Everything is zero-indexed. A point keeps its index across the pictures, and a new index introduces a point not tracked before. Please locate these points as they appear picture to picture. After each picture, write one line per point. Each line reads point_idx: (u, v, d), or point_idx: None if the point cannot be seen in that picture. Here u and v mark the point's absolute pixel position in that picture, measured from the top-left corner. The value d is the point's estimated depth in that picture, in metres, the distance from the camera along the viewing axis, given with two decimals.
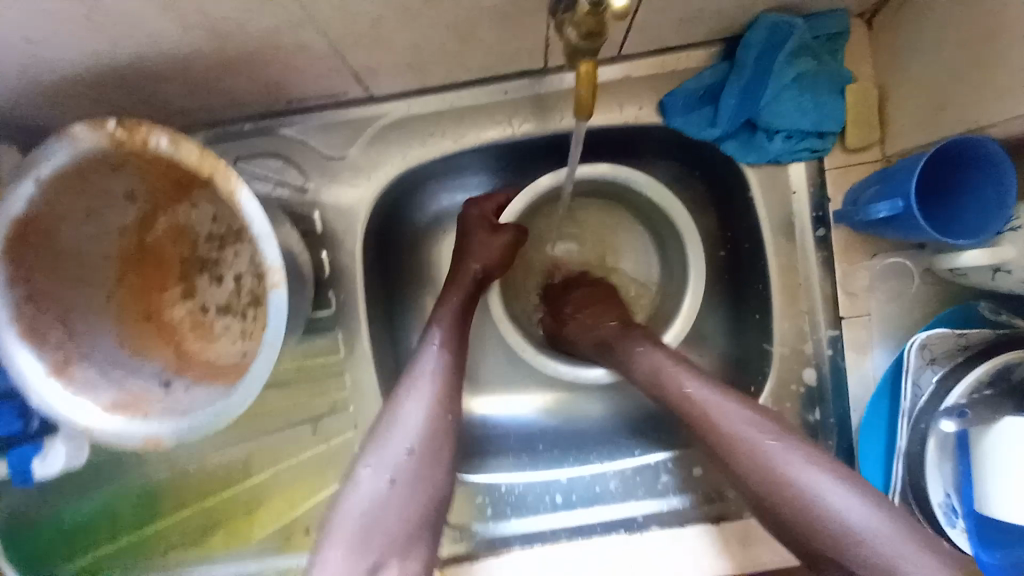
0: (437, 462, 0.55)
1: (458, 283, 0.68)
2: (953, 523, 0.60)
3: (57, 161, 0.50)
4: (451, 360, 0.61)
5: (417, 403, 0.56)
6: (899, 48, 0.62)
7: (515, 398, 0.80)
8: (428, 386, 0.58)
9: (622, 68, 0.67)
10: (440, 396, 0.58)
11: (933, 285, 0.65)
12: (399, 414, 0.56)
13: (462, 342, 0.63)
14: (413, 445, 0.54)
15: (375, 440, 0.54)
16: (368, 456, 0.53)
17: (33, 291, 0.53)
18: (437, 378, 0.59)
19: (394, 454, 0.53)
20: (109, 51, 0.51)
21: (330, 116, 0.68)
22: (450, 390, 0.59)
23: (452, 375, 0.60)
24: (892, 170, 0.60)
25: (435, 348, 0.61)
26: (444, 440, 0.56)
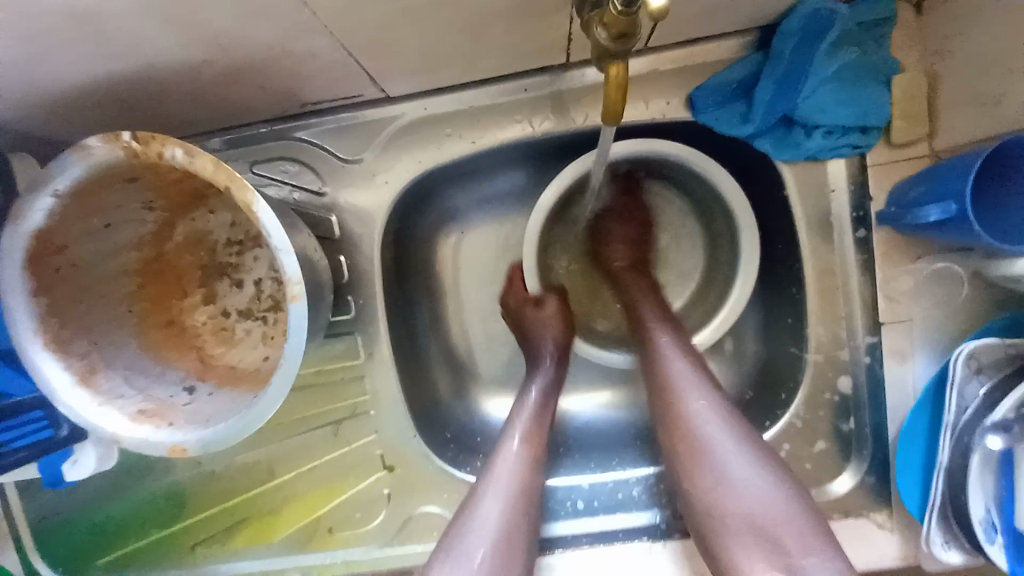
0: (518, 518, 0.55)
1: (537, 369, 0.69)
2: (992, 540, 0.57)
3: (74, 175, 0.50)
4: (535, 451, 0.60)
5: (495, 499, 0.55)
6: (951, 34, 0.57)
7: (581, 398, 0.80)
8: (507, 484, 0.57)
9: (648, 62, 0.64)
10: (521, 494, 0.57)
11: (983, 290, 0.61)
12: (478, 510, 0.55)
13: (543, 430, 0.63)
14: (490, 543, 0.52)
15: (451, 539, 0.53)
16: (443, 555, 0.52)
17: (54, 301, 0.54)
18: (519, 480, 0.57)
19: (469, 555, 0.52)
20: (129, 57, 0.51)
21: (346, 117, 0.67)
22: (529, 486, 0.58)
23: (535, 470, 0.59)
24: (942, 168, 0.56)
25: (515, 444, 0.60)
26: (521, 537, 0.55)
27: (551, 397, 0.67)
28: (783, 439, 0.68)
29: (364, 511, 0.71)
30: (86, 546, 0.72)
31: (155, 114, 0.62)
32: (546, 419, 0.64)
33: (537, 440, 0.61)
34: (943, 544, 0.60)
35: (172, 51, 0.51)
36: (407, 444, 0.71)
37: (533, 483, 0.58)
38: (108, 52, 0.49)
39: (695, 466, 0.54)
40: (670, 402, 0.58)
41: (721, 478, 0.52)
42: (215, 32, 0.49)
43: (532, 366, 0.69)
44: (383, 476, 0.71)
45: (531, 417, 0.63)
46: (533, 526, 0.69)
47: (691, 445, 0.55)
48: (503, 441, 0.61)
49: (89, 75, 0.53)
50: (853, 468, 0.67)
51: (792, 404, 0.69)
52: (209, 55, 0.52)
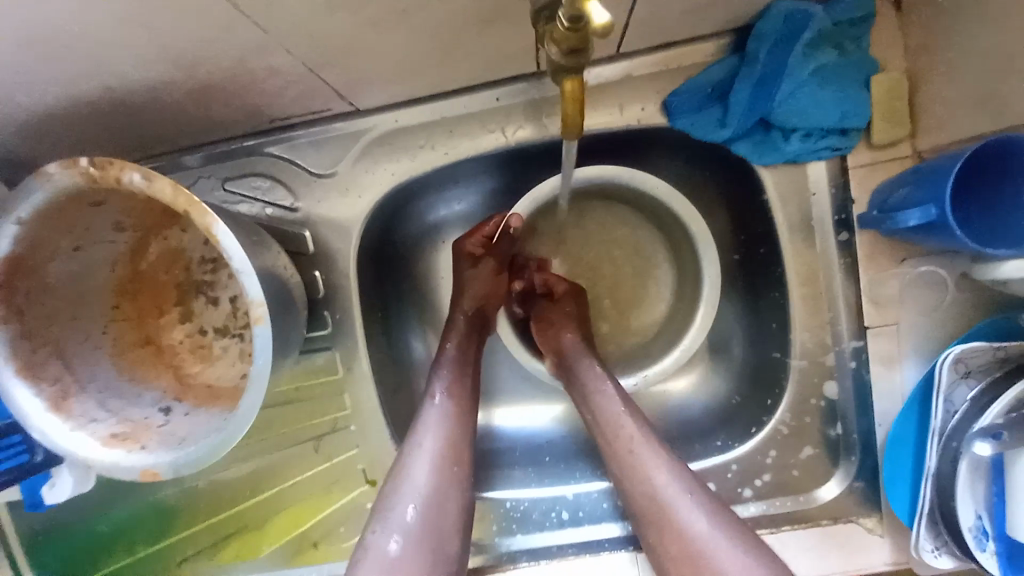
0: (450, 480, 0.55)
1: (450, 333, 0.67)
2: (983, 547, 0.56)
3: (36, 201, 0.50)
4: (459, 404, 0.60)
5: (421, 457, 0.55)
6: (932, 30, 0.55)
7: (538, 410, 0.78)
8: (433, 440, 0.57)
9: (622, 66, 0.63)
10: (445, 450, 0.56)
11: (971, 292, 0.60)
12: (408, 470, 0.55)
13: (465, 382, 0.62)
14: (419, 500, 0.53)
15: (384, 501, 0.53)
16: (379, 521, 0.52)
17: (26, 326, 0.53)
18: (443, 436, 0.57)
19: (401, 518, 0.52)
20: (87, 80, 0.50)
21: (317, 130, 0.66)
22: (456, 442, 0.57)
23: (458, 419, 0.59)
24: (924, 170, 0.54)
25: (439, 398, 0.60)
26: (449, 491, 0.55)
27: (471, 349, 0.66)
28: (768, 446, 0.67)
29: (349, 525, 0.70)
30: (73, 566, 0.72)
31: (123, 135, 0.61)
32: (469, 371, 0.64)
33: (460, 392, 0.61)
34: (934, 550, 0.59)
35: (131, 71, 0.50)
36: (389, 458, 0.70)
37: (457, 447, 0.57)
38: (65, 74, 0.49)
39: (643, 500, 0.54)
40: (618, 450, 0.57)
41: (668, 509, 0.52)
42: (173, 52, 0.48)
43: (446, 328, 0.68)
44: (366, 490, 0.70)
45: (449, 378, 0.62)
46: (517, 537, 0.68)
47: (636, 479, 0.55)
48: (428, 395, 0.60)
49: (48, 99, 0.52)
50: (842, 473, 0.65)
51: (776, 410, 0.67)
52: (169, 74, 0.51)
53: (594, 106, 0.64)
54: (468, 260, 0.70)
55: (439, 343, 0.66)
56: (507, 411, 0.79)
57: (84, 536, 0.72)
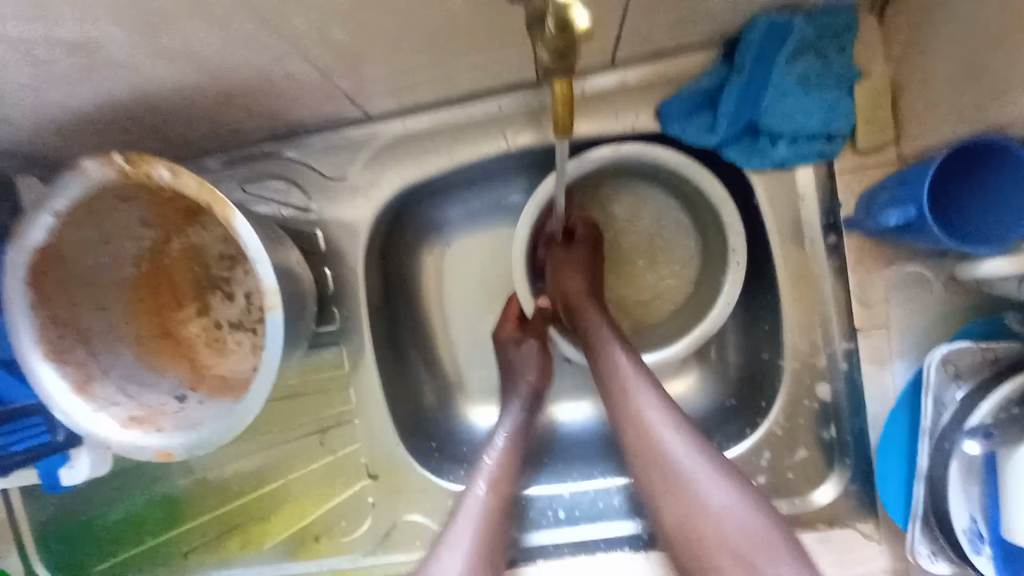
0: (503, 511, 0.59)
1: (511, 373, 0.72)
2: (978, 550, 0.56)
3: (74, 194, 0.54)
4: (515, 449, 0.65)
5: (478, 493, 0.59)
6: (910, 40, 0.59)
7: (552, 411, 0.78)
8: (481, 498, 0.58)
9: (616, 75, 0.66)
10: (493, 511, 0.58)
11: (958, 293, 0.61)
12: (453, 529, 0.56)
13: (516, 453, 0.65)
14: (463, 559, 0.53)
15: (428, 559, 0.54)
16: (421, 573, 0.53)
17: (56, 313, 0.57)
18: (494, 498, 0.59)
19: (447, 572, 0.52)
20: (123, 83, 0.55)
21: (331, 136, 0.71)
22: (500, 506, 0.59)
23: (506, 492, 0.61)
24: (905, 174, 0.57)
25: (499, 445, 0.65)
26: (500, 530, 0.58)
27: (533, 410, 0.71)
28: (762, 447, 0.68)
29: (350, 520, 0.72)
30: (84, 552, 0.74)
31: (153, 137, 0.66)
32: (523, 447, 0.67)
33: (519, 444, 0.66)
34: (930, 556, 0.59)
35: (162, 75, 0.55)
36: (391, 453, 0.73)
37: (512, 485, 0.62)
38: (103, 77, 0.54)
39: (661, 476, 0.54)
40: (641, 435, 0.57)
41: (694, 494, 0.52)
42: (201, 59, 0.53)
43: (507, 391, 0.71)
44: (367, 484, 0.73)
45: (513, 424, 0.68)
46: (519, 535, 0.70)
47: (653, 457, 0.55)
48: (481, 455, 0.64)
49: (85, 101, 0.57)
50: (837, 477, 0.66)
51: (771, 411, 0.69)
52: (197, 78, 0.56)
53: (592, 114, 0.68)
54: (502, 290, 0.73)
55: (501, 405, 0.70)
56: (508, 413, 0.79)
57: (97, 525, 0.74)
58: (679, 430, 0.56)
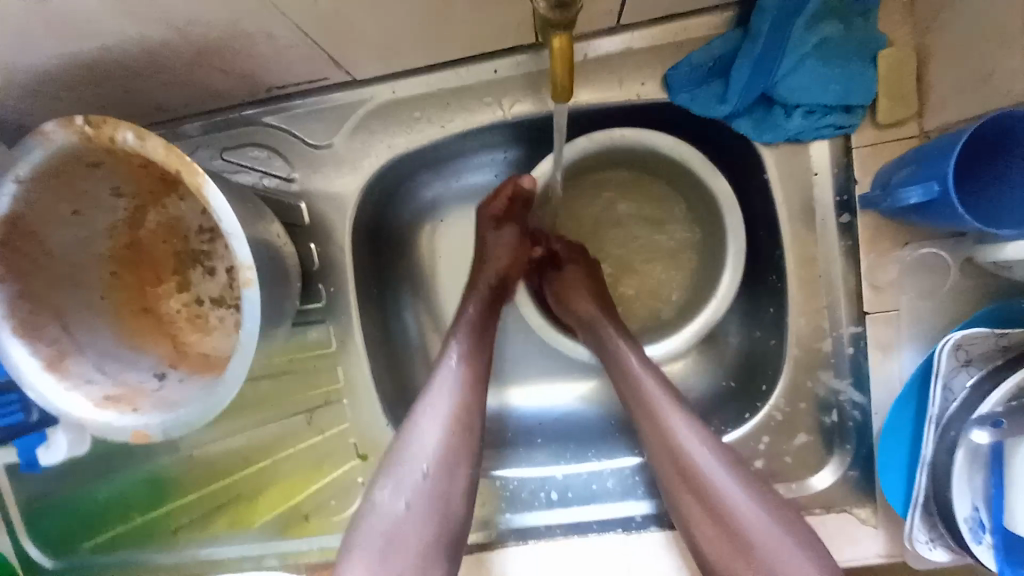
0: (457, 437, 0.55)
1: (472, 295, 0.66)
2: (979, 539, 0.54)
3: (35, 161, 0.51)
4: (472, 368, 0.59)
5: (431, 421, 0.55)
6: (941, 4, 0.54)
7: (555, 388, 0.77)
8: (446, 400, 0.57)
9: (621, 39, 0.62)
10: (458, 413, 0.56)
11: (975, 278, 0.58)
12: (414, 430, 0.55)
13: (483, 352, 0.61)
14: (430, 463, 0.53)
15: (392, 460, 0.54)
16: (385, 477, 0.53)
17: (27, 287, 0.54)
18: (460, 398, 0.57)
19: (411, 477, 0.53)
20: (86, 41, 0.51)
21: (316, 101, 0.66)
22: (467, 407, 0.57)
23: (474, 387, 0.58)
24: (927, 149, 0.53)
25: (455, 363, 0.59)
26: (462, 457, 0.55)
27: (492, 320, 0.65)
28: (761, 431, 0.66)
29: (339, 498, 0.71)
30: (74, 529, 0.73)
31: (122, 100, 0.62)
32: (487, 339, 0.63)
33: (478, 362, 0.60)
34: (928, 542, 0.57)
35: (127, 32, 0.50)
36: (380, 433, 0.71)
37: (464, 412, 0.57)
38: (62, 33, 0.49)
39: (670, 463, 0.54)
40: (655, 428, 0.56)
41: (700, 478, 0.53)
42: (169, 15, 0.49)
43: (469, 291, 0.67)
44: (357, 464, 0.71)
45: (468, 330, 0.62)
46: (514, 516, 0.68)
47: (665, 450, 0.55)
48: (444, 355, 0.60)
49: (44, 60, 0.53)
50: (837, 461, 0.64)
51: (771, 395, 0.66)
52: (166, 37, 0.52)
53: (593, 82, 0.63)
54: (493, 224, 0.69)
55: (459, 305, 0.65)
56: (507, 394, 0.78)
57: (83, 503, 0.73)
58: (684, 410, 0.57)
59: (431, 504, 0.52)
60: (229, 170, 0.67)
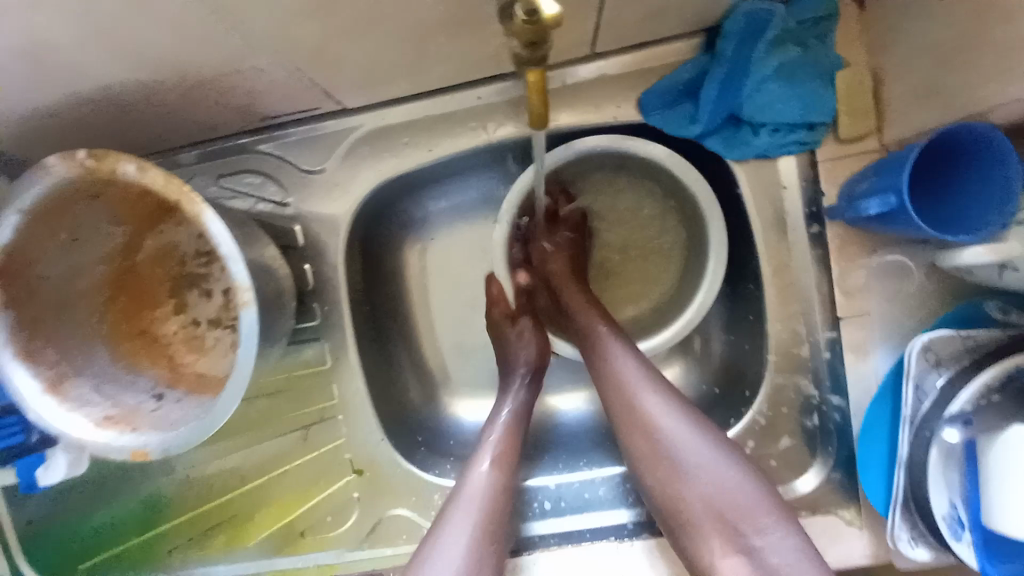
0: (496, 518, 0.57)
1: (510, 390, 0.69)
2: (959, 536, 0.56)
3: (38, 192, 0.53)
4: (511, 449, 0.62)
5: (469, 506, 0.57)
6: (892, 28, 0.58)
7: (577, 392, 0.79)
8: (475, 509, 0.57)
9: (596, 66, 0.65)
10: (487, 523, 0.56)
11: (940, 282, 0.61)
12: (450, 519, 0.56)
13: (520, 434, 0.65)
14: (463, 553, 0.54)
15: (425, 549, 0.55)
16: (418, 569, 0.53)
17: (25, 312, 0.57)
18: (495, 483, 0.59)
19: (445, 568, 0.52)
20: (87, 81, 0.53)
21: (307, 129, 0.69)
22: (505, 492, 0.59)
23: (510, 469, 0.61)
24: (887, 161, 0.56)
25: (492, 442, 0.63)
26: (495, 544, 0.56)
27: (530, 403, 0.68)
28: (746, 436, 0.68)
29: (335, 515, 0.72)
30: (67, 557, 0.73)
31: (122, 134, 0.64)
32: (526, 420, 0.66)
33: (513, 438, 0.63)
34: (910, 540, 0.59)
35: (126, 73, 0.53)
36: (376, 448, 0.72)
37: (505, 499, 0.59)
38: (67, 78, 0.53)
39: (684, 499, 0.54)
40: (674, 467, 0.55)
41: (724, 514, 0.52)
42: (163, 57, 0.51)
43: (505, 386, 0.70)
44: (352, 480, 0.72)
45: (519, 407, 0.67)
46: (528, 524, 0.69)
47: (679, 486, 0.55)
48: (475, 463, 0.61)
49: (48, 100, 0.55)
50: (820, 464, 0.66)
51: (754, 401, 0.68)
52: (162, 76, 0.55)
53: (572, 106, 0.67)
54: (501, 301, 0.74)
55: (506, 382, 0.70)
56: (544, 401, 0.79)
57: (81, 526, 0.74)
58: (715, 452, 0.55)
59: None
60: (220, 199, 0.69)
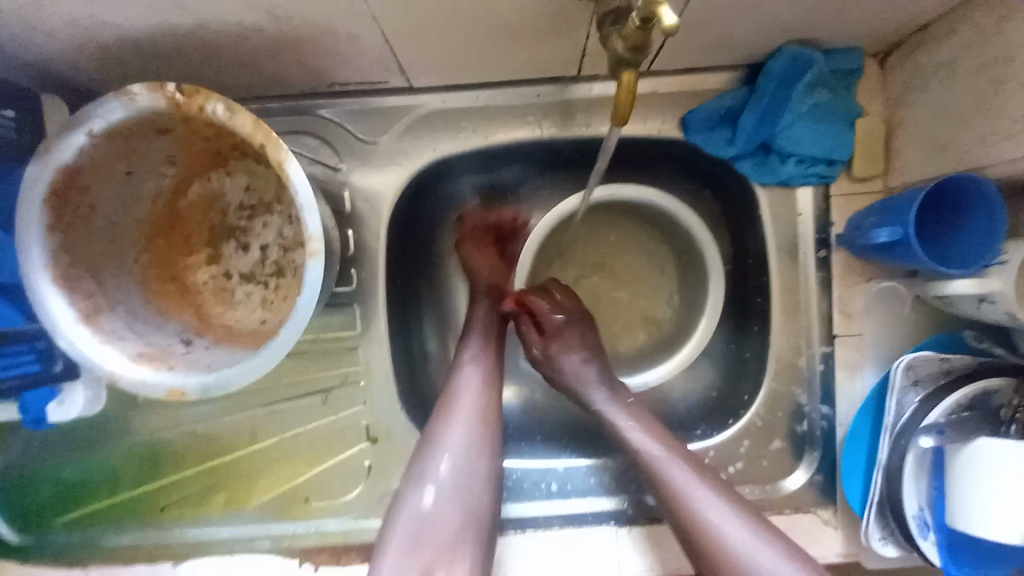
0: (481, 431, 0.62)
1: (475, 307, 0.73)
2: (926, 536, 0.63)
3: (112, 118, 0.53)
4: (486, 369, 0.66)
5: (452, 423, 0.61)
6: (907, 87, 0.67)
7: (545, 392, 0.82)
8: (469, 410, 0.62)
9: (650, 83, 0.72)
10: (477, 434, 0.61)
11: (924, 312, 0.70)
12: (439, 434, 0.61)
13: (494, 356, 0.68)
14: (456, 457, 0.59)
15: (419, 461, 0.60)
16: (415, 473, 0.59)
17: (69, 239, 0.55)
18: (477, 399, 0.63)
19: (439, 472, 0.58)
20: (178, 21, 0.54)
21: (368, 101, 0.71)
22: (488, 406, 0.63)
23: (492, 390, 0.65)
24: (891, 202, 0.64)
25: (468, 367, 0.66)
26: (488, 450, 0.61)
27: (493, 328, 0.71)
28: (744, 436, 0.74)
29: (343, 482, 0.72)
30: (53, 504, 0.73)
31: (186, 77, 0.65)
32: (495, 343, 0.69)
33: (488, 360, 0.67)
34: (881, 539, 0.66)
35: (219, 21, 0.54)
36: (393, 418, 0.73)
37: (489, 408, 0.63)
38: (159, 18, 0.53)
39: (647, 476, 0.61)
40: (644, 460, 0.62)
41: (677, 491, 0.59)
42: (263, 8, 0.53)
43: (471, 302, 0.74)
44: (366, 447, 0.73)
45: (478, 337, 0.69)
46: (505, 505, 0.73)
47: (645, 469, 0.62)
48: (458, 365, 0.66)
49: (127, 32, 0.55)
50: (806, 464, 0.73)
51: (752, 404, 0.75)
52: (254, 28, 0.56)
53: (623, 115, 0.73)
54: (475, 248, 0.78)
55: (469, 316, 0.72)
56: None
57: (64, 473, 0.73)
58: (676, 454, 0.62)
59: (474, 495, 0.58)
60: (266, 168, 0.70)
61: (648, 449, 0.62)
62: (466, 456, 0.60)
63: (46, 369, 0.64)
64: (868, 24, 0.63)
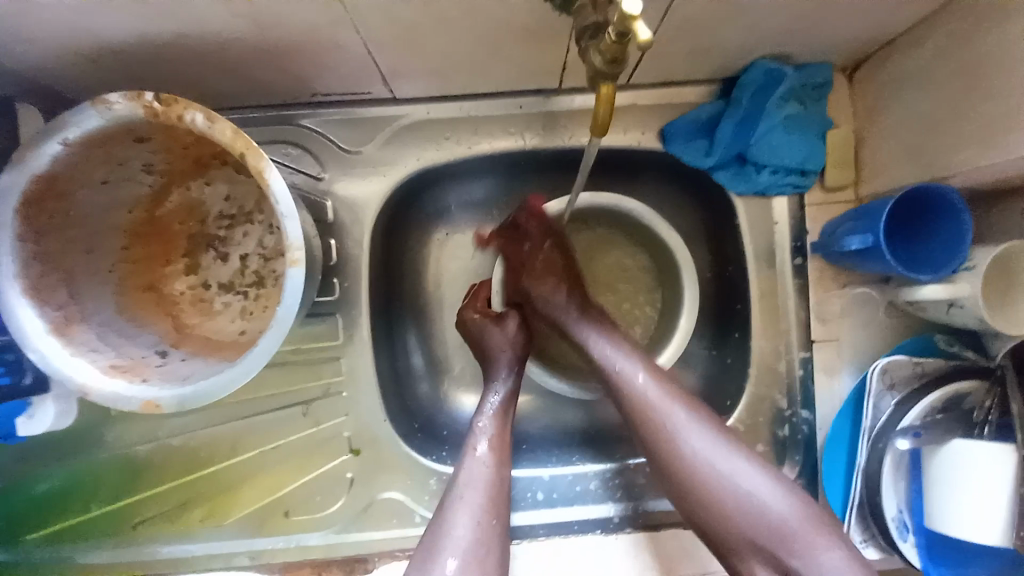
0: (491, 523, 0.59)
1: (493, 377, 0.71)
2: (904, 538, 0.65)
3: (89, 126, 0.52)
4: (500, 457, 0.64)
5: (462, 514, 0.58)
6: (876, 100, 0.69)
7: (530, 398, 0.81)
8: (470, 514, 0.59)
9: (629, 95, 0.74)
10: (487, 523, 0.58)
11: (897, 317, 0.72)
12: (447, 526, 0.57)
13: (505, 438, 0.66)
14: (464, 553, 0.56)
15: (425, 559, 0.56)
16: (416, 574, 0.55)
17: (42, 248, 0.54)
18: (490, 489, 0.61)
19: (445, 572, 0.54)
20: (159, 30, 0.54)
21: (352, 111, 0.72)
22: (499, 497, 0.61)
23: (503, 483, 0.62)
24: (864, 209, 0.66)
25: (480, 452, 0.63)
26: (495, 545, 0.58)
27: (510, 405, 0.69)
28: None
29: (325, 495, 0.71)
30: (23, 520, 0.71)
31: (167, 86, 0.65)
32: (508, 426, 0.67)
33: (500, 445, 0.65)
34: (862, 542, 0.68)
35: (202, 29, 0.54)
36: (377, 428, 0.72)
37: (498, 497, 0.61)
38: (139, 26, 0.53)
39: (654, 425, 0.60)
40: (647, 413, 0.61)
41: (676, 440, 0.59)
42: (245, 17, 0.53)
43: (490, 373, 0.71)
44: (349, 459, 0.71)
45: (493, 421, 0.67)
46: None
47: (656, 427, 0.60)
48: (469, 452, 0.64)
49: (107, 40, 0.55)
50: (787, 468, 0.74)
51: (735, 410, 0.75)
52: (237, 37, 0.56)
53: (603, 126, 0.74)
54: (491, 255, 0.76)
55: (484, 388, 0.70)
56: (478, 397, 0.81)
57: (33, 490, 0.71)
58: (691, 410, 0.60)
59: None
60: (246, 176, 0.70)
61: (642, 387, 0.62)
62: (472, 549, 0.56)
63: (13, 382, 0.62)
64: (838, 40, 0.65)
